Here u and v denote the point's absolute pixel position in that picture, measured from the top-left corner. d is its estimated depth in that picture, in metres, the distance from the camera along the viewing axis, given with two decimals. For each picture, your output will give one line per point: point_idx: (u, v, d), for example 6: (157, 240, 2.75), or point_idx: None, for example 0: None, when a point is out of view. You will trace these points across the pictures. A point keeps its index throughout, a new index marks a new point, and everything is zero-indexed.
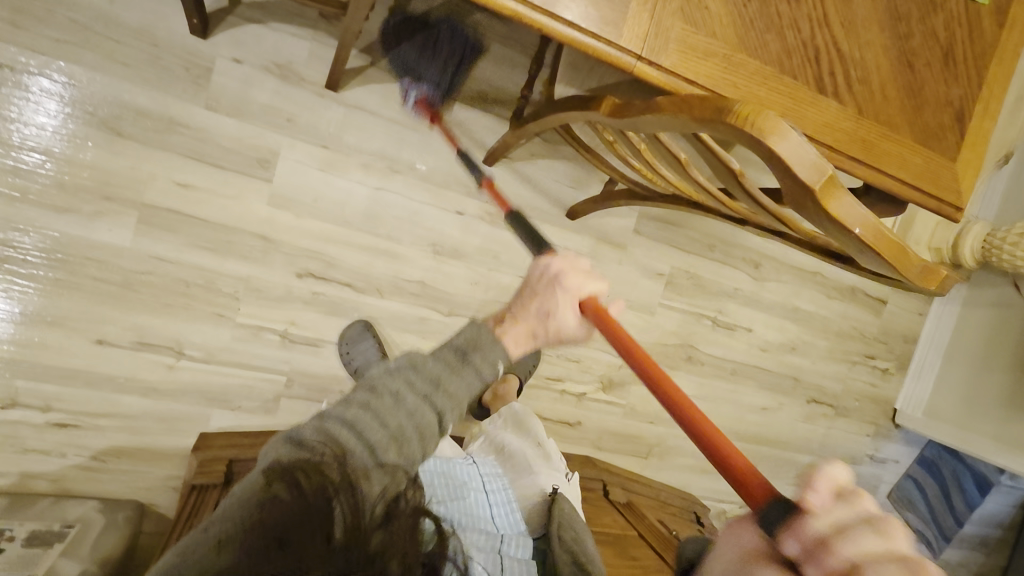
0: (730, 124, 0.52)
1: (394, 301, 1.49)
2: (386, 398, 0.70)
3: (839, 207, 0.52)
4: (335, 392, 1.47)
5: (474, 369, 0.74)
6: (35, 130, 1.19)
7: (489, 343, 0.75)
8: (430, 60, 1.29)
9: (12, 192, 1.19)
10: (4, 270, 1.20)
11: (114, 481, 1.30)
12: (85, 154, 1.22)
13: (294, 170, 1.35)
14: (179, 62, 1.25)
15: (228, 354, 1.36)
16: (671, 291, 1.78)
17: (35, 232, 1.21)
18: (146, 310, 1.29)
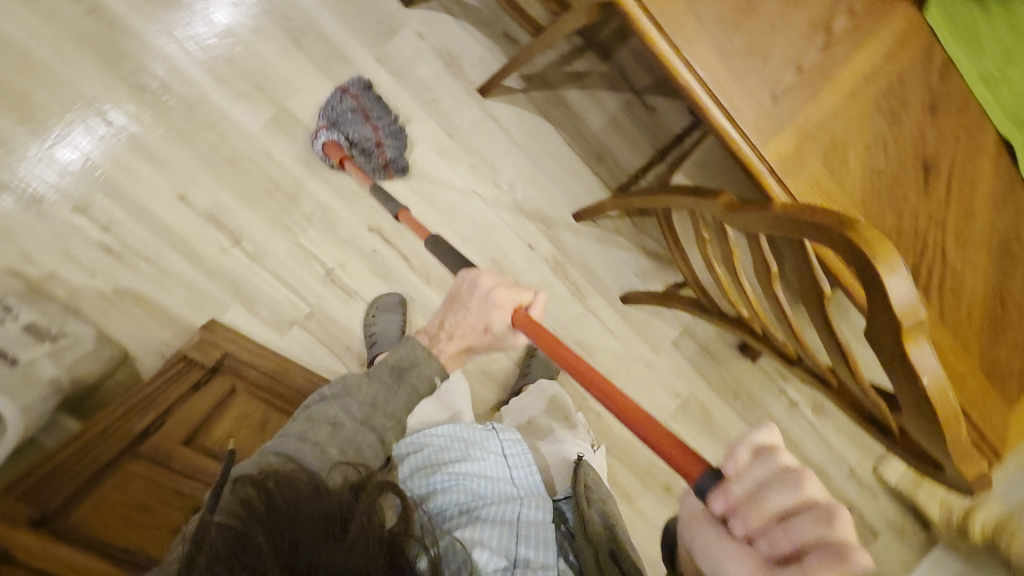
0: (847, 241, 0.56)
1: (436, 293, 1.52)
2: (335, 408, 0.78)
3: (915, 352, 0.57)
4: (343, 346, 1.47)
5: (407, 384, 0.82)
6: (239, 13, 1.36)
7: (424, 359, 0.84)
8: (354, 120, 1.34)
9: (193, 49, 1.35)
10: (148, 102, 1.33)
11: (117, 320, 1.34)
12: (263, 47, 1.37)
13: (414, 140, 1.45)
14: (374, 15, 1.41)
15: (275, 263, 1.42)
16: (684, 417, 1.74)
17: (189, 86, 1.35)
18: (232, 191, 1.38)
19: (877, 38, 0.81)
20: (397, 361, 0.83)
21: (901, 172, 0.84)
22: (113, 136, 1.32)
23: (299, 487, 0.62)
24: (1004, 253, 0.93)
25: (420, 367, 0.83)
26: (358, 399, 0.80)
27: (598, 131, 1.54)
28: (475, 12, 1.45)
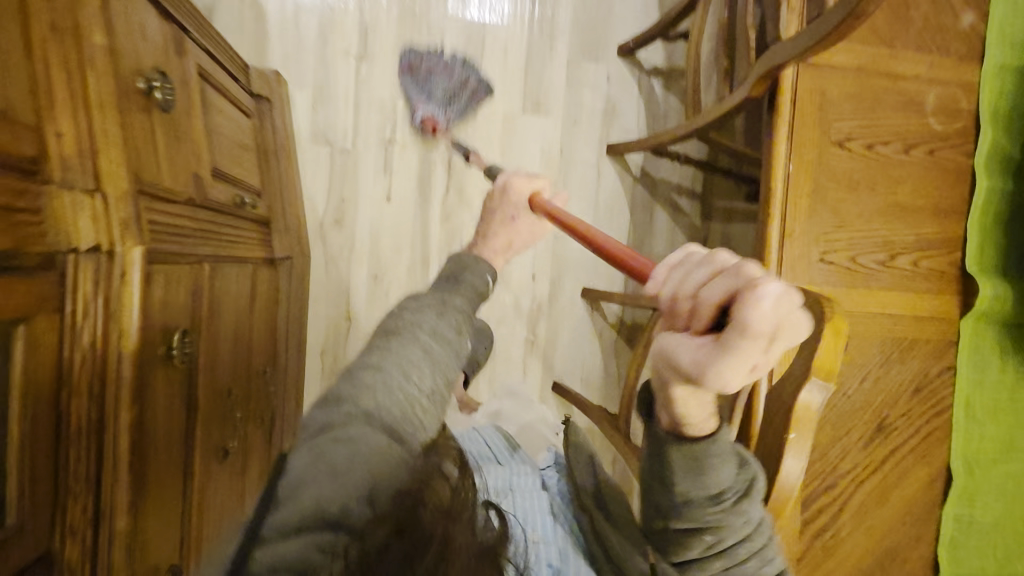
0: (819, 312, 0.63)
1: (437, 231, 1.55)
2: (381, 358, 0.68)
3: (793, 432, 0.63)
4: (340, 193, 1.51)
5: (467, 287, 0.82)
6: None
7: (472, 265, 0.84)
8: (442, 87, 1.48)
9: None
10: None
11: (232, 14, 1.44)
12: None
13: (535, 129, 1.58)
14: (597, 34, 1.59)
15: (363, 94, 1.50)
16: None
17: None
18: (393, 26, 1.50)
19: (920, 300, 0.90)
20: (450, 287, 0.81)
21: (863, 406, 0.88)
22: None
23: (388, 508, 0.49)
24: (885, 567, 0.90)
25: (462, 299, 0.80)
26: (410, 317, 0.73)
27: (654, 253, 1.64)
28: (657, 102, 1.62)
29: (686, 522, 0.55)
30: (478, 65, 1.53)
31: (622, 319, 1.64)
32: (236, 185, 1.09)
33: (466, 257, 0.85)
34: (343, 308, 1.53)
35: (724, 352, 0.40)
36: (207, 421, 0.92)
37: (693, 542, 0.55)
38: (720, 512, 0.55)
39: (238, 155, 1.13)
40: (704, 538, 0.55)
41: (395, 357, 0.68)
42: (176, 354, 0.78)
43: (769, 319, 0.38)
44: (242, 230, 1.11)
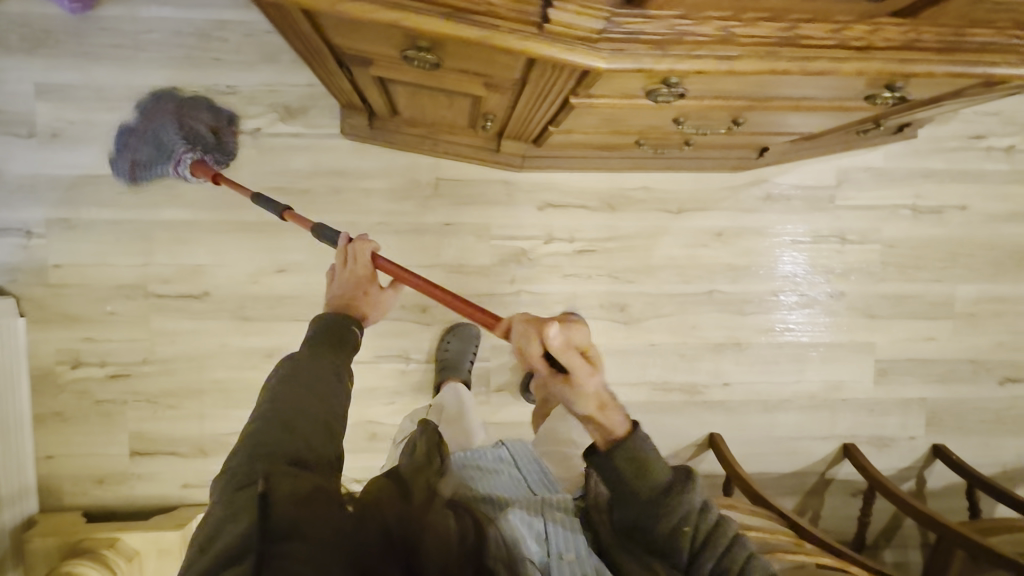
0: None
1: (686, 276, 1.56)
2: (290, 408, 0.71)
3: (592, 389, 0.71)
4: (690, 184, 1.54)
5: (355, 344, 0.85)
6: (1003, 406, 1.67)
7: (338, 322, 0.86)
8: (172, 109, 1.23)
9: None
10: None
11: (922, 160, 1.59)
12: None
13: (834, 308, 1.61)
14: (951, 346, 1.64)
15: (795, 172, 1.56)
16: None
17: None
18: (942, 258, 1.62)
19: None
20: (331, 344, 0.82)
21: None
22: None
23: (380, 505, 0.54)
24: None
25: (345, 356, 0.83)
26: (295, 364, 0.77)
27: (761, 470, 1.61)
28: (911, 419, 1.64)
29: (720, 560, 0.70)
30: (847, 247, 1.59)
31: None
32: (703, 141, 1.23)
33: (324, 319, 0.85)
34: (587, 225, 1.52)
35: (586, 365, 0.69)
36: (510, 83, 0.86)
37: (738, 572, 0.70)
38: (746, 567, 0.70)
39: (748, 139, 1.26)
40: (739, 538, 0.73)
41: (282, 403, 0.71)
42: (656, 90, 0.79)
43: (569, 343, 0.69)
44: (660, 148, 1.28)
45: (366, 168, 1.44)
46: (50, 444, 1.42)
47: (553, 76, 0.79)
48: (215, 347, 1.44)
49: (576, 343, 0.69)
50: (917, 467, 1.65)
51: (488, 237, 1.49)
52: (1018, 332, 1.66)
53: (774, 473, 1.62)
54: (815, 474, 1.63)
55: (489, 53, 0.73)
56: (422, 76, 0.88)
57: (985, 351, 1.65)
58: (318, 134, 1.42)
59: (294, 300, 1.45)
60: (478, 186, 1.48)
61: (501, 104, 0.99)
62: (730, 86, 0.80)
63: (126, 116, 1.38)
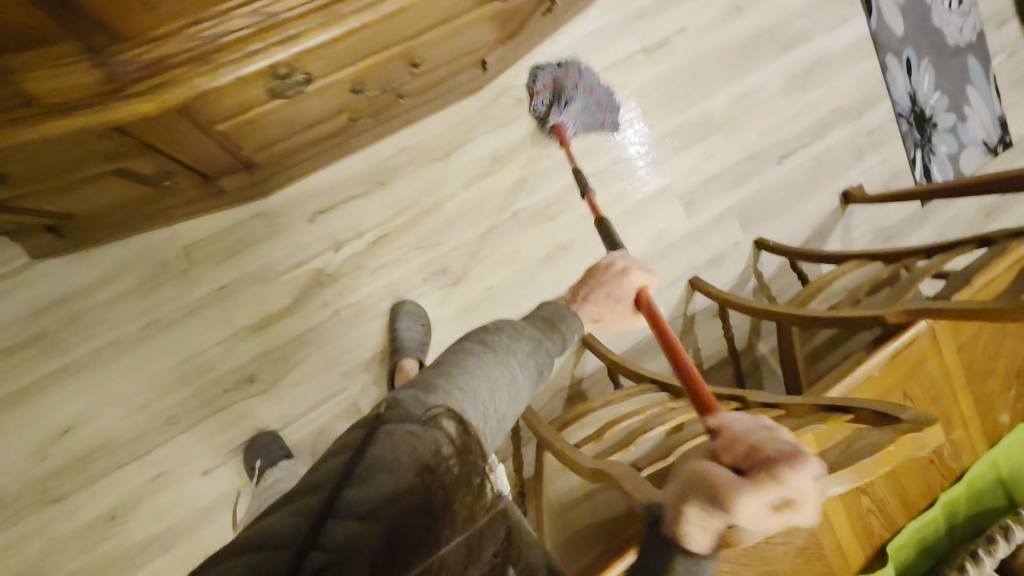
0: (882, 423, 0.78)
1: (487, 210, 1.54)
2: (464, 374, 0.66)
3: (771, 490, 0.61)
4: (444, 124, 1.47)
5: (558, 334, 0.78)
6: (790, 181, 1.87)
7: (569, 318, 0.80)
8: None
9: (820, 126, 1.89)
10: (805, 69, 1.85)
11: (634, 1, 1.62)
12: (790, 107, 1.84)
13: (625, 171, 1.68)
14: (731, 153, 1.78)
15: (532, 65, 1.54)
16: None
17: (800, 86, 1.85)
18: (690, 81, 1.71)
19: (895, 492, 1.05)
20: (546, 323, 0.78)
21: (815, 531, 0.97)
22: (816, 67, 1.86)
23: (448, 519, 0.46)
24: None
25: (535, 363, 0.73)
26: (494, 352, 0.70)
27: (638, 340, 1.71)
28: (729, 230, 1.79)
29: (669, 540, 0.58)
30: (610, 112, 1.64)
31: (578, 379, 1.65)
32: (413, 90, 1.16)
33: (567, 310, 0.81)
34: (366, 214, 1.43)
35: (775, 525, 0.49)
36: (131, 146, 0.77)
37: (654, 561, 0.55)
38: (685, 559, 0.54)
39: (459, 63, 1.20)
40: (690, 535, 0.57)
41: (473, 397, 0.64)
42: (277, 86, 0.74)
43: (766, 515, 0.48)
44: (379, 115, 1.20)
45: (92, 279, 1.22)
46: None
47: (152, 124, 0.72)
48: (44, 543, 1.24)
49: (757, 526, 0.49)
50: (751, 265, 1.83)
51: (274, 278, 1.36)
52: (775, 115, 1.82)
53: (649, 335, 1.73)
54: (678, 316, 1.76)
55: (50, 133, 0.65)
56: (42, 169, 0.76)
57: (758, 143, 1.81)
58: (11, 273, 1.19)
59: (102, 452, 1.26)
60: (231, 233, 1.31)
61: (157, 164, 0.89)
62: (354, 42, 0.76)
63: None
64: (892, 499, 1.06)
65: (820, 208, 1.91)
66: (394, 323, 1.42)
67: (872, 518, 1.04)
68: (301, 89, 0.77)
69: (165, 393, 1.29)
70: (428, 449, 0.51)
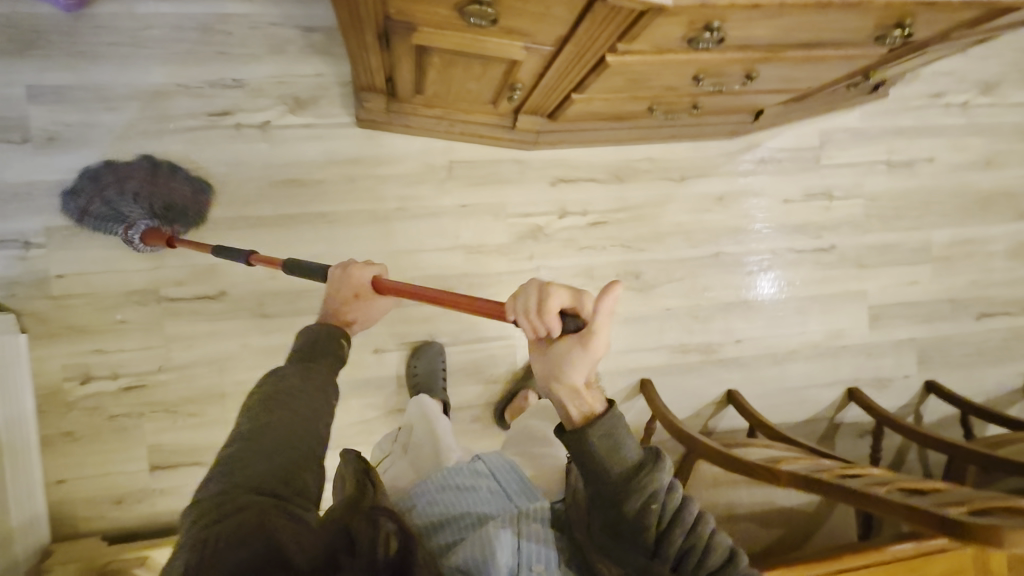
0: None
1: (694, 240, 1.63)
2: (250, 429, 0.71)
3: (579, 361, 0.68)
4: (690, 152, 1.61)
5: (335, 358, 0.87)
6: (981, 340, 1.82)
7: (325, 335, 0.88)
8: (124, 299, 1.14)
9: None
10: None
11: (893, 118, 1.72)
12: (1004, 271, 1.83)
13: (829, 261, 1.71)
14: (931, 288, 1.78)
15: (784, 135, 1.66)
16: (473, 436, 1.55)
17: (1021, 255, 1.84)
18: (917, 207, 1.76)
19: None
20: (311, 350, 0.85)
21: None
22: None
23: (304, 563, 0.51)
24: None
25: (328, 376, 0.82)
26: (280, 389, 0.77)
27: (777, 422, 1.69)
28: (904, 359, 1.76)
29: (687, 535, 0.70)
30: (834, 203, 1.71)
31: (709, 430, 1.65)
32: (708, 104, 1.31)
33: (315, 329, 0.88)
34: (596, 198, 1.57)
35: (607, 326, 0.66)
36: (551, 46, 0.94)
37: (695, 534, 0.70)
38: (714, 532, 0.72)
39: (751, 100, 1.35)
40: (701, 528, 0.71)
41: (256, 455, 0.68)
42: (695, 37, 0.89)
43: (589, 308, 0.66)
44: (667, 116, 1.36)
45: (379, 155, 1.44)
46: (65, 465, 1.34)
47: (601, 32, 0.87)
48: (235, 347, 1.39)
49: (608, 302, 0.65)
50: (913, 403, 1.76)
51: (503, 216, 1.52)
52: (987, 272, 1.81)
53: (790, 422, 1.70)
54: (825, 420, 1.71)
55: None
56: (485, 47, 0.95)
57: (961, 290, 1.79)
58: (327, 123, 1.42)
59: (315, 293, 1.42)
60: (491, 166, 1.50)
61: (532, 75, 1.07)
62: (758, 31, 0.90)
63: (127, 115, 1.34)
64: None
65: (1001, 380, 1.83)
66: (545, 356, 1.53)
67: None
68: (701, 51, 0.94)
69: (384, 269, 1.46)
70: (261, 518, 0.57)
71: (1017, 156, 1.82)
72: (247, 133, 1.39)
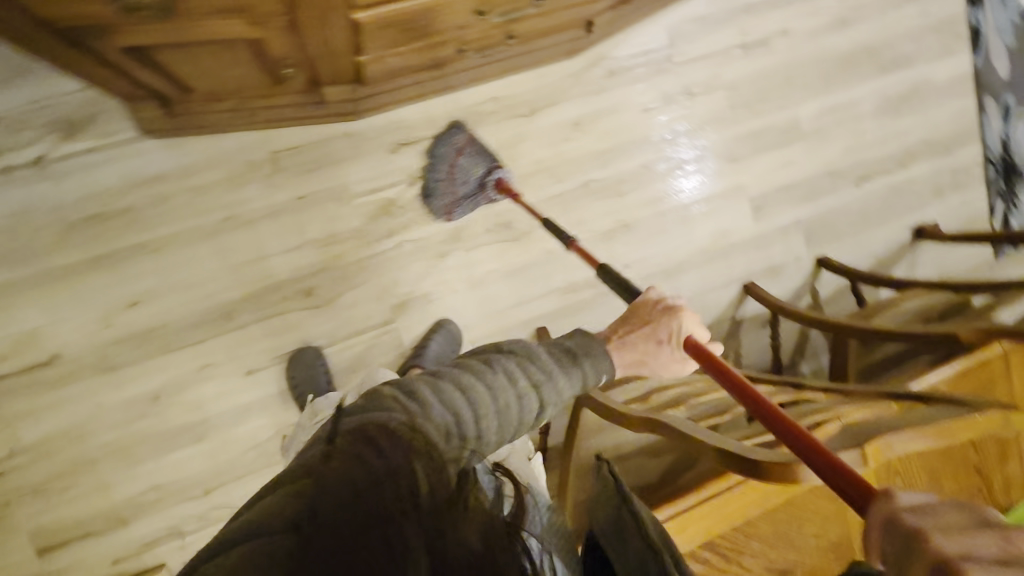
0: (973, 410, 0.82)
1: (560, 174, 1.55)
2: (426, 386, 0.66)
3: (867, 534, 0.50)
4: (533, 81, 1.50)
5: (580, 368, 0.73)
6: (864, 205, 1.83)
7: (595, 348, 0.76)
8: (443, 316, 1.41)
9: (903, 155, 1.85)
10: (897, 94, 1.82)
11: None
12: (876, 130, 1.81)
13: (703, 163, 1.67)
14: (809, 165, 1.76)
15: (629, 40, 1.55)
16: None
17: (889, 110, 1.82)
18: (780, 85, 1.70)
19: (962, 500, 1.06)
20: (566, 352, 0.74)
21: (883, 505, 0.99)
22: (907, 94, 1.84)
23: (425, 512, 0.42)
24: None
25: (568, 382, 0.72)
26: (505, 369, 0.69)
27: None
28: (793, 241, 1.77)
29: None
30: (697, 100, 1.64)
31: None
32: (525, 31, 1.19)
33: (580, 334, 0.78)
34: None
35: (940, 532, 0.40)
36: (285, 23, 0.79)
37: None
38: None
39: (570, 16, 1.23)
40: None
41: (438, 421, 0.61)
42: None
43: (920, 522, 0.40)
44: (484, 52, 1.22)
45: (187, 165, 1.28)
46: None
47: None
48: (91, 408, 1.28)
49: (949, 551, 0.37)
50: (808, 282, 1.79)
51: (348, 199, 1.39)
52: (860, 136, 1.80)
53: None
54: (727, 320, 1.73)
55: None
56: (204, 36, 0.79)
57: (837, 160, 1.78)
58: (116, 143, 1.24)
59: (161, 331, 1.30)
60: (320, 147, 1.36)
61: (294, 55, 0.92)
62: None
63: None
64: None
65: (889, 238, 1.86)
66: (429, 337, 1.44)
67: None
68: None
69: (232, 287, 1.33)
70: (395, 459, 0.49)
71: (872, 8, 1.76)
72: (22, 175, 1.20)
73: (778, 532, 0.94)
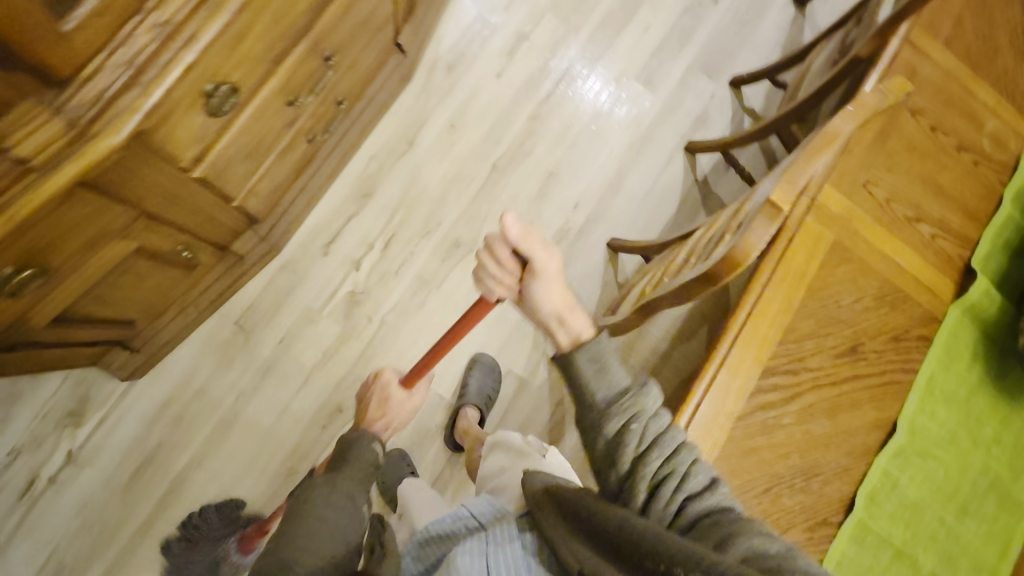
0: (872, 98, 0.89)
1: (469, 173, 1.61)
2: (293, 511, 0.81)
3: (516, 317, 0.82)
4: (395, 119, 1.58)
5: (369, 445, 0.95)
6: (735, 12, 1.83)
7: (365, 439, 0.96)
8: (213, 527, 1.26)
9: None
10: None
11: None
12: None
13: (576, 81, 1.71)
14: (663, 17, 1.78)
15: (444, 34, 1.64)
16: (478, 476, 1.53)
17: None
18: None
19: (973, 179, 1.03)
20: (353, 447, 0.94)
21: (898, 235, 0.98)
22: None
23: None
24: (806, 480, 0.90)
25: (367, 453, 0.93)
26: (311, 494, 0.82)
27: (665, 224, 1.70)
28: (697, 85, 1.78)
29: (632, 450, 0.68)
30: (535, 36, 1.69)
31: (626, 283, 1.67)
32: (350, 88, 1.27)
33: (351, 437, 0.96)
34: (368, 226, 1.53)
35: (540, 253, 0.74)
36: (142, 219, 0.87)
37: (628, 437, 0.68)
38: (633, 399, 0.71)
39: (376, 51, 1.30)
40: (625, 422, 0.70)
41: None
42: (215, 107, 0.80)
43: (521, 230, 0.73)
44: (331, 125, 1.30)
45: (179, 379, 1.39)
46: None
47: (145, 179, 0.79)
48: None
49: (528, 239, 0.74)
50: (737, 106, 1.79)
51: (318, 315, 1.48)
52: None
53: (673, 214, 1.71)
54: (694, 185, 1.73)
55: (59, 208, 0.70)
56: (93, 273, 0.87)
57: None
58: (116, 400, 1.36)
59: None
60: (268, 292, 1.46)
61: (173, 235, 1.00)
62: (264, 40, 0.82)
63: None
64: (956, 216, 1.02)
65: (778, 21, 1.85)
66: (468, 373, 1.53)
67: (942, 243, 1.00)
68: (247, 97, 0.87)
69: (275, 449, 1.40)
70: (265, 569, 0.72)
71: None
72: (63, 477, 1.31)
73: (817, 321, 0.93)
